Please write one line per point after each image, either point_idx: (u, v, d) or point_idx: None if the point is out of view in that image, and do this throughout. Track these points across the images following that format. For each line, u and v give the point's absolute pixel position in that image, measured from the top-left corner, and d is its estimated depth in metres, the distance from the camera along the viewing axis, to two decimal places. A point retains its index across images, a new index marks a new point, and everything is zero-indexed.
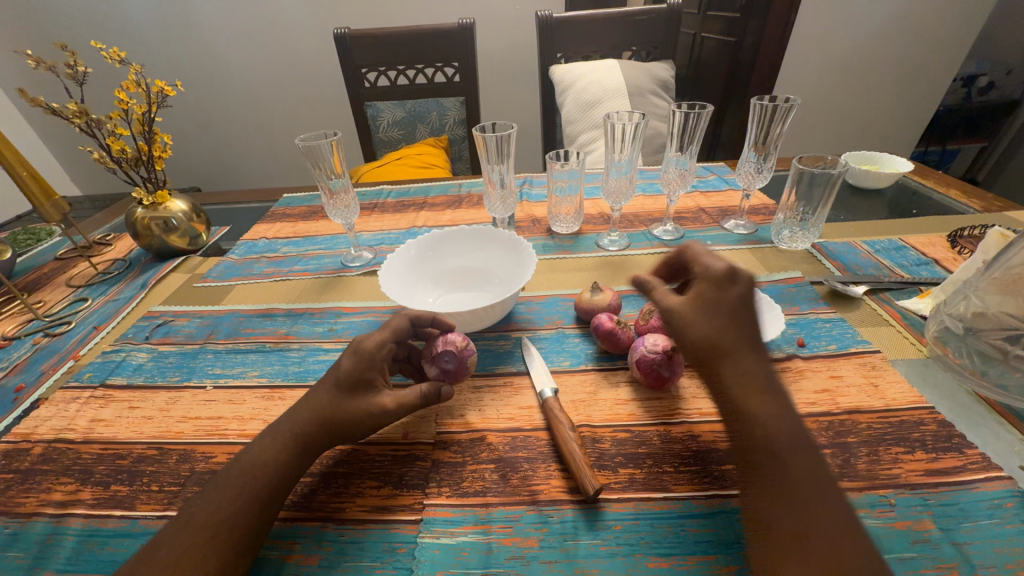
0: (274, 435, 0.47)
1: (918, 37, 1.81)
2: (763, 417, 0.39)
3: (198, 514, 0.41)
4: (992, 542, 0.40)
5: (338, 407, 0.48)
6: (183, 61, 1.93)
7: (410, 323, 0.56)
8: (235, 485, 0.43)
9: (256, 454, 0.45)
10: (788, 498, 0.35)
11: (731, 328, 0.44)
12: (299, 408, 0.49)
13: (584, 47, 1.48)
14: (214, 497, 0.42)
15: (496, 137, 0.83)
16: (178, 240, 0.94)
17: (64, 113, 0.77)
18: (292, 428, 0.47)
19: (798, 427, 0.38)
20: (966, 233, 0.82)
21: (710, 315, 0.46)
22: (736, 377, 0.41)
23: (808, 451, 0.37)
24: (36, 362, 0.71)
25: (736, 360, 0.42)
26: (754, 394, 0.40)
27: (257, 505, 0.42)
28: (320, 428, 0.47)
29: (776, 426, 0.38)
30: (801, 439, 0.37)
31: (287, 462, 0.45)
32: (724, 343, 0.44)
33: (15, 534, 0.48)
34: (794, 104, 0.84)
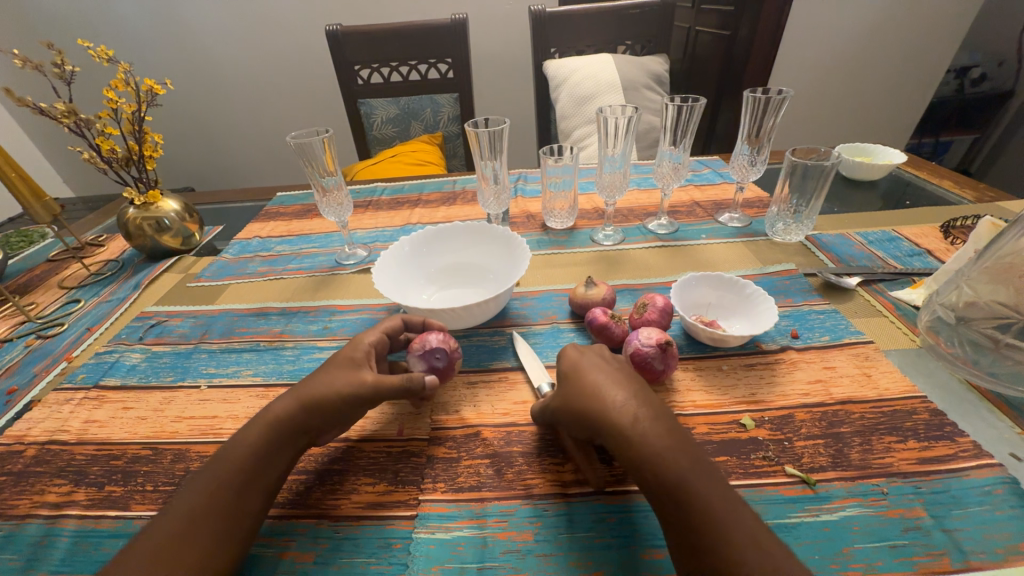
0: (238, 446, 0.46)
1: (911, 29, 1.81)
2: (658, 448, 0.40)
3: (167, 532, 0.40)
4: (983, 528, 0.41)
5: (305, 412, 0.47)
6: (173, 60, 1.92)
7: (403, 322, 0.59)
8: (203, 501, 0.42)
9: (222, 467, 0.44)
10: (704, 529, 0.36)
11: (608, 384, 0.45)
12: (263, 418, 0.47)
13: (577, 41, 1.47)
14: (181, 515, 0.41)
15: (489, 132, 0.82)
16: (171, 240, 0.94)
17: (52, 113, 0.76)
18: (256, 438, 0.46)
19: (685, 447, 0.40)
20: (959, 224, 0.82)
21: (586, 375, 0.47)
22: (627, 417, 0.42)
23: (704, 471, 0.39)
24: (28, 364, 0.70)
25: (623, 406, 0.43)
26: (643, 430, 0.41)
27: (227, 520, 0.41)
28: (289, 433, 0.46)
29: (673, 454, 0.39)
30: (688, 455, 0.39)
31: (253, 473, 0.44)
32: (602, 398, 0.44)
33: (10, 535, 0.48)
34: (787, 96, 0.84)
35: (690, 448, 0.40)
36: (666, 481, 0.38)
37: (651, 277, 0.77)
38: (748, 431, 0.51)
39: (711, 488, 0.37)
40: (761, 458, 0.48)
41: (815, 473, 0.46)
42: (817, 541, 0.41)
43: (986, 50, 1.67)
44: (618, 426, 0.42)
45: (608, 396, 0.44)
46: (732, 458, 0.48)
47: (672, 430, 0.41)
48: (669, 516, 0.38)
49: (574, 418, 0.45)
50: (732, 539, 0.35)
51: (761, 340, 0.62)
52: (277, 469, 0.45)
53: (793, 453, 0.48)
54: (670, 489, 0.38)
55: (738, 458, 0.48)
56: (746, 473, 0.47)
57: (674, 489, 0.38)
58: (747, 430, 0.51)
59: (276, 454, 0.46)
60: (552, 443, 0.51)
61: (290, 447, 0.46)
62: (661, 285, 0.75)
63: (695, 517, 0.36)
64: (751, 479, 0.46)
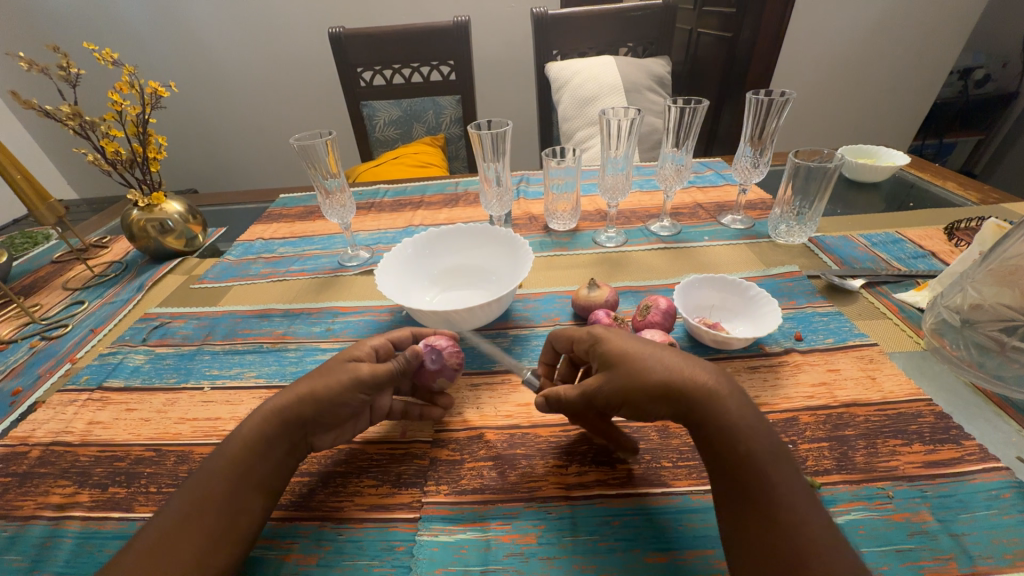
0: (224, 453, 0.44)
1: (914, 30, 1.81)
2: (749, 426, 0.39)
3: (154, 544, 0.39)
4: (990, 532, 0.40)
5: (292, 415, 0.46)
6: (177, 62, 1.93)
7: (411, 334, 0.58)
8: (190, 511, 0.41)
9: (209, 475, 0.43)
10: (790, 507, 0.36)
11: (690, 360, 0.43)
12: (247, 424, 0.46)
13: (579, 43, 1.47)
14: (167, 527, 0.40)
15: (492, 134, 0.82)
16: (174, 242, 0.94)
17: (58, 115, 0.77)
18: (241, 445, 0.45)
19: (761, 422, 0.40)
20: (963, 226, 0.82)
21: (662, 350, 0.44)
22: (723, 394, 0.41)
23: (780, 447, 0.39)
24: (33, 365, 0.71)
25: (715, 381, 0.41)
26: (736, 407, 0.40)
27: (218, 529, 0.41)
28: (277, 437, 0.46)
29: (762, 432, 0.39)
30: (766, 431, 0.40)
31: (240, 480, 0.43)
32: (686, 370, 0.42)
33: (14, 537, 0.48)
34: (790, 97, 0.84)
35: (770, 426, 0.41)
36: (756, 458, 0.38)
37: (654, 279, 0.77)
38: None
39: (792, 467, 0.39)
40: None
41: (820, 476, 0.46)
42: None
43: (989, 51, 1.67)
44: (711, 401, 0.40)
45: (697, 372, 0.42)
46: None
47: (755, 409, 0.41)
48: (751, 491, 0.38)
49: (654, 390, 0.42)
50: (814, 518, 0.36)
51: (764, 342, 0.62)
52: (266, 475, 0.45)
53: (798, 456, 0.48)
54: (757, 466, 0.38)
55: None
56: None
57: (760, 467, 0.38)
58: None
59: (264, 459, 0.45)
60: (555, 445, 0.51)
61: (281, 447, 0.46)
62: (664, 287, 0.75)
63: (782, 493, 0.37)
64: None
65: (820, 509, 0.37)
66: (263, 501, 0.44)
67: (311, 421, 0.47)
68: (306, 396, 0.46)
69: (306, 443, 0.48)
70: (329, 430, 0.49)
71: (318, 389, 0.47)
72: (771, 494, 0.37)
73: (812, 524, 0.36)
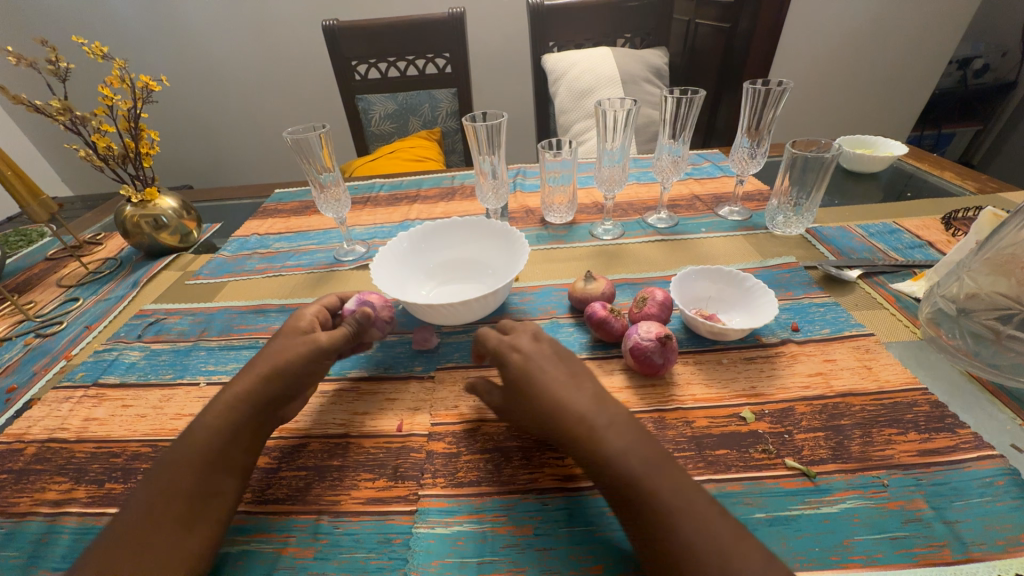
0: (187, 442, 0.45)
1: (914, 19, 1.80)
2: (612, 438, 0.40)
3: (124, 534, 0.39)
4: (984, 519, 0.41)
5: (260, 394, 0.48)
6: (170, 56, 1.90)
7: (339, 299, 0.62)
8: (162, 496, 0.41)
9: (174, 464, 0.43)
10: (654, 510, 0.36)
11: (574, 383, 0.44)
12: (209, 412, 0.47)
13: (576, 35, 1.46)
14: (136, 517, 0.40)
15: (487, 127, 0.82)
16: (168, 238, 0.93)
17: (48, 110, 0.76)
18: (206, 431, 0.45)
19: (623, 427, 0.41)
20: (961, 216, 0.82)
21: (549, 366, 0.46)
22: (580, 408, 0.42)
23: (646, 451, 0.39)
24: (28, 362, 0.70)
25: (590, 403, 0.42)
26: (610, 429, 0.40)
27: (191, 513, 0.41)
28: (242, 420, 0.46)
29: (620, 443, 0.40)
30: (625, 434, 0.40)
31: (208, 464, 0.44)
32: (567, 394, 0.43)
33: (10, 533, 0.48)
34: (788, 87, 0.83)
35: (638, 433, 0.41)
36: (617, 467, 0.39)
37: (651, 271, 0.77)
38: (748, 424, 0.50)
39: (677, 485, 0.38)
40: (761, 451, 0.48)
41: (816, 466, 0.46)
42: (817, 534, 0.41)
43: (988, 41, 1.66)
44: (585, 423, 0.41)
45: (575, 395, 0.43)
46: (733, 451, 0.48)
47: (626, 420, 0.42)
48: (630, 512, 0.38)
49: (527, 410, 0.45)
50: (682, 518, 0.36)
51: (761, 333, 0.62)
52: (235, 457, 0.45)
53: (794, 446, 0.48)
54: (633, 487, 0.38)
55: (738, 451, 0.48)
56: (746, 465, 0.47)
57: (637, 489, 0.37)
58: (747, 423, 0.51)
59: (232, 441, 0.45)
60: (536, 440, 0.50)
61: (249, 428, 0.47)
62: (661, 280, 0.75)
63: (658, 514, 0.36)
64: (751, 472, 0.46)
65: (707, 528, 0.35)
66: (235, 481, 0.45)
67: (278, 396, 0.49)
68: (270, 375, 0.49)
69: (275, 419, 0.50)
70: (293, 401, 0.52)
71: (286, 372, 0.49)
72: (647, 516, 0.37)
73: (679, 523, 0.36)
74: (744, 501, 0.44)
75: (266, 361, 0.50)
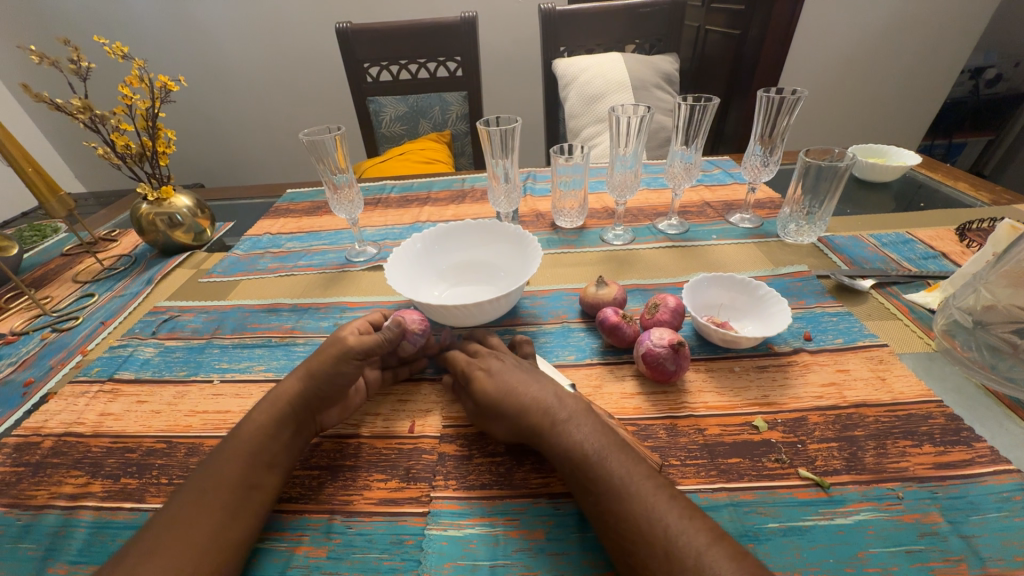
0: (236, 435, 0.47)
1: (926, 28, 1.79)
2: (571, 430, 0.44)
3: (174, 517, 0.41)
4: (1001, 535, 0.40)
5: (302, 393, 0.50)
6: (184, 56, 1.93)
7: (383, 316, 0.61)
8: (206, 488, 0.43)
9: (223, 455, 0.45)
10: (611, 491, 0.40)
11: (537, 385, 0.50)
12: (257, 409, 0.49)
13: (587, 40, 1.47)
14: (186, 502, 0.42)
15: (501, 131, 0.82)
16: (183, 236, 0.95)
17: (68, 109, 0.77)
18: (253, 425, 0.47)
19: (582, 421, 0.45)
20: (975, 227, 0.81)
21: (513, 375, 0.51)
22: (544, 405, 0.47)
23: (602, 441, 0.43)
24: (45, 357, 0.71)
25: (548, 400, 0.48)
26: (567, 421, 0.45)
27: (233, 503, 0.42)
28: (285, 416, 0.49)
29: (577, 434, 0.44)
30: (584, 428, 0.45)
31: (252, 457, 0.45)
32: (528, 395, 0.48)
33: (27, 526, 0.48)
34: (802, 96, 0.83)
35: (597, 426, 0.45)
36: (575, 454, 0.43)
37: (662, 278, 0.77)
38: (760, 433, 0.50)
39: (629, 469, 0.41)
40: (774, 461, 0.48)
41: (829, 476, 0.46)
42: (831, 545, 0.40)
43: (1002, 50, 1.65)
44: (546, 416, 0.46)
45: (535, 393, 0.48)
46: (744, 460, 0.48)
47: (585, 414, 0.46)
48: (589, 497, 0.41)
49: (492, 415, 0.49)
50: (635, 498, 0.39)
51: (774, 342, 0.62)
52: (275, 453, 0.46)
53: (807, 456, 0.48)
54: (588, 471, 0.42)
55: (751, 460, 0.48)
56: (759, 474, 0.47)
57: (593, 474, 0.41)
58: (759, 432, 0.50)
59: (273, 439, 0.47)
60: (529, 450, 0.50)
61: (290, 427, 0.48)
62: (672, 286, 0.75)
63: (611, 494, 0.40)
64: (764, 481, 0.46)
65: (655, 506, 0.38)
66: (277, 478, 0.46)
67: (316, 397, 0.50)
68: (307, 375, 0.51)
69: (316, 422, 0.51)
70: (333, 405, 0.53)
71: (324, 371, 0.50)
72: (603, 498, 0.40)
73: (632, 501, 0.39)
74: (758, 511, 0.44)
75: (306, 362, 0.52)
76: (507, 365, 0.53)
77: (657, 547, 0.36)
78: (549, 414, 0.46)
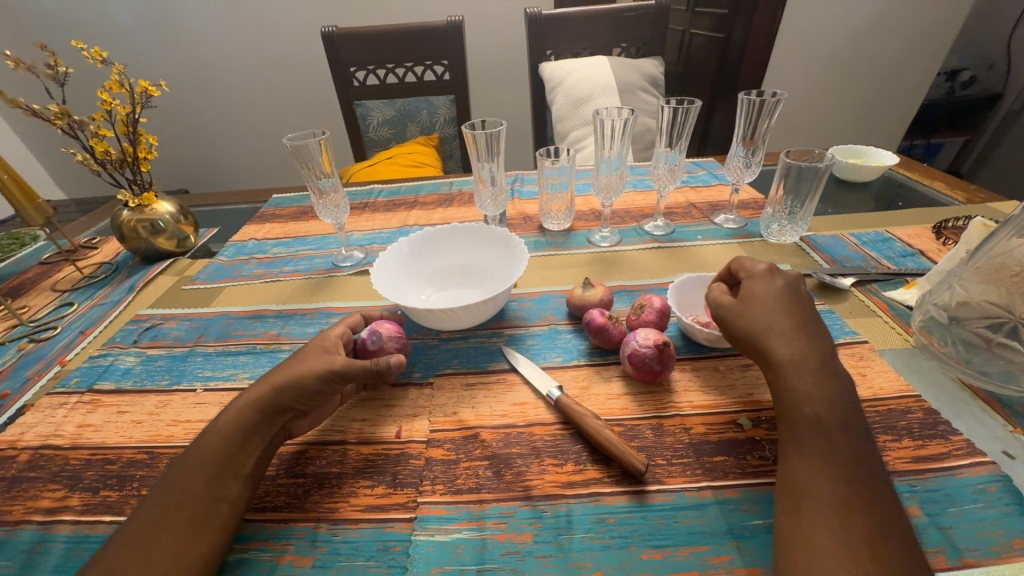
0: (200, 446, 0.46)
1: (903, 31, 1.84)
2: (820, 399, 0.43)
3: (138, 534, 0.41)
4: (977, 526, 0.41)
5: (268, 402, 0.49)
6: (168, 61, 1.91)
7: (363, 319, 0.62)
8: (171, 502, 0.42)
9: (189, 468, 0.45)
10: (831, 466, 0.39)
11: (805, 339, 0.48)
12: (222, 416, 0.48)
13: (572, 44, 1.48)
14: (149, 518, 0.42)
15: (486, 135, 0.82)
16: (165, 242, 0.93)
17: (45, 114, 0.75)
18: (219, 435, 0.47)
19: (853, 411, 0.43)
20: (951, 225, 0.83)
21: (785, 309, 0.50)
22: (810, 364, 0.46)
23: (850, 422, 0.42)
24: (21, 368, 0.70)
25: (819, 361, 0.46)
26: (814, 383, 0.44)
27: (199, 517, 0.42)
28: (252, 424, 0.48)
29: (833, 406, 0.43)
30: (852, 416, 0.42)
31: (218, 469, 0.45)
32: (784, 332, 0.48)
33: (3, 542, 0.47)
34: (782, 98, 0.84)
35: (858, 414, 0.43)
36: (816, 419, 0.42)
37: (648, 279, 0.78)
38: (744, 431, 0.51)
39: (862, 449, 0.40)
40: (758, 458, 0.48)
41: None
42: None
43: (976, 53, 1.70)
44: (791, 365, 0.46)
45: (801, 346, 0.47)
46: (729, 459, 0.49)
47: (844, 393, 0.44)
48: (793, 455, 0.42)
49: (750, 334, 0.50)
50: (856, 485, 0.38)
51: None
52: (244, 463, 0.46)
53: None
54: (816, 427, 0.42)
55: (735, 458, 0.48)
56: (743, 472, 0.47)
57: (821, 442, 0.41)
58: (743, 430, 0.51)
59: (241, 449, 0.46)
60: (589, 443, 0.50)
61: (258, 436, 0.48)
62: (658, 287, 0.75)
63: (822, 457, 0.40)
64: (749, 478, 0.46)
65: (869, 484, 0.38)
66: (244, 487, 0.45)
67: (289, 407, 0.50)
68: (276, 383, 0.50)
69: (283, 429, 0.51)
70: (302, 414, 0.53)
71: (292, 377, 0.50)
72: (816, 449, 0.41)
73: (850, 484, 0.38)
74: (742, 509, 0.44)
75: (276, 370, 0.52)
76: (780, 292, 0.52)
77: (854, 528, 0.36)
78: (818, 384, 0.44)
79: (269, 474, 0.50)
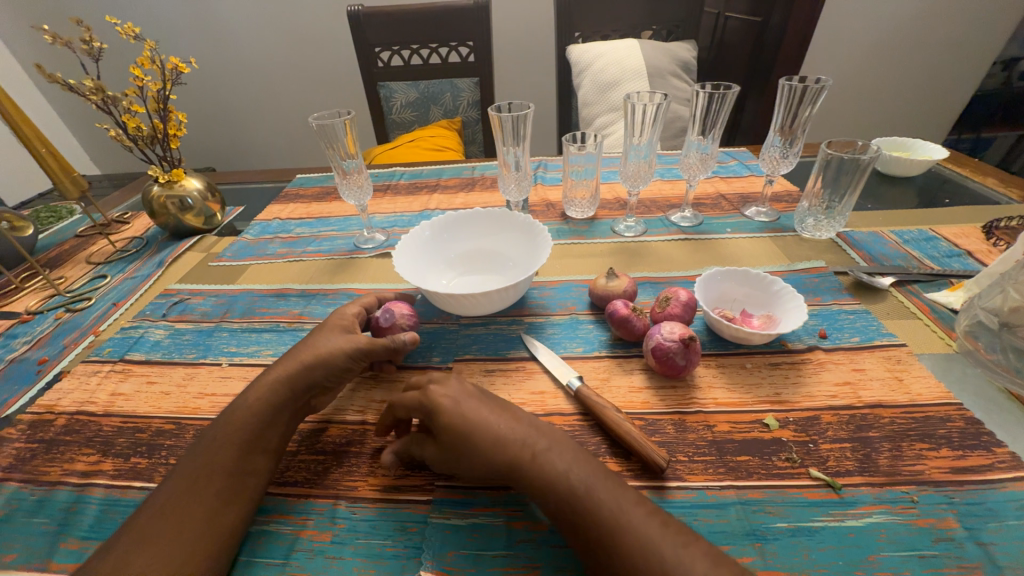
0: (228, 420, 0.47)
1: (960, 16, 1.71)
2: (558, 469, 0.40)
3: (166, 505, 0.42)
4: (1019, 543, 0.39)
5: (298, 379, 0.50)
6: (196, 39, 1.93)
7: (378, 299, 0.62)
8: (199, 475, 0.43)
9: (217, 441, 0.45)
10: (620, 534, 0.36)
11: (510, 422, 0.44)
12: (251, 392, 0.49)
13: (602, 25, 1.43)
14: (178, 489, 0.43)
15: (513, 118, 0.81)
16: (193, 219, 0.95)
17: (80, 89, 0.76)
18: (245, 412, 0.47)
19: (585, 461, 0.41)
20: (1004, 224, 0.78)
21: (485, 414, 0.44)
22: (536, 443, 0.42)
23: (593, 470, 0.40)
24: (58, 336, 0.72)
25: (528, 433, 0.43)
26: (544, 453, 0.41)
27: (227, 489, 0.43)
28: (280, 402, 0.48)
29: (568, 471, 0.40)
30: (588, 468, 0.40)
31: (246, 444, 0.45)
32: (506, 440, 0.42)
33: (41, 500, 0.49)
34: (827, 85, 0.79)
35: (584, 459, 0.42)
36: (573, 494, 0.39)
37: (674, 271, 0.76)
38: (772, 431, 0.49)
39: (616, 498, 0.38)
40: (785, 459, 0.47)
41: (841, 478, 0.45)
42: (841, 547, 0.40)
43: None
44: (519, 454, 0.41)
45: (511, 428, 0.43)
46: (754, 459, 0.47)
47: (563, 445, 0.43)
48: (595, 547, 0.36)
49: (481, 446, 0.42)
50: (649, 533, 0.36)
51: (787, 339, 0.61)
52: (272, 440, 0.47)
53: (819, 457, 0.47)
54: (578, 504, 0.38)
55: (761, 458, 0.47)
56: (769, 473, 0.46)
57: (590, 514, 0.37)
58: (771, 430, 0.49)
59: (268, 427, 0.47)
60: (608, 435, 0.50)
61: (286, 413, 0.48)
62: (684, 279, 0.73)
63: (603, 540, 0.36)
64: (774, 479, 0.45)
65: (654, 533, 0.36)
66: (269, 462, 0.46)
67: (318, 384, 0.50)
68: (309, 362, 0.50)
69: (309, 406, 0.52)
70: (327, 392, 0.53)
71: (321, 355, 0.50)
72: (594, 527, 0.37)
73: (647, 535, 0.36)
74: (766, 510, 0.43)
75: (303, 350, 0.52)
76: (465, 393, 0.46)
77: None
78: (550, 463, 0.40)
79: (290, 450, 0.51)
